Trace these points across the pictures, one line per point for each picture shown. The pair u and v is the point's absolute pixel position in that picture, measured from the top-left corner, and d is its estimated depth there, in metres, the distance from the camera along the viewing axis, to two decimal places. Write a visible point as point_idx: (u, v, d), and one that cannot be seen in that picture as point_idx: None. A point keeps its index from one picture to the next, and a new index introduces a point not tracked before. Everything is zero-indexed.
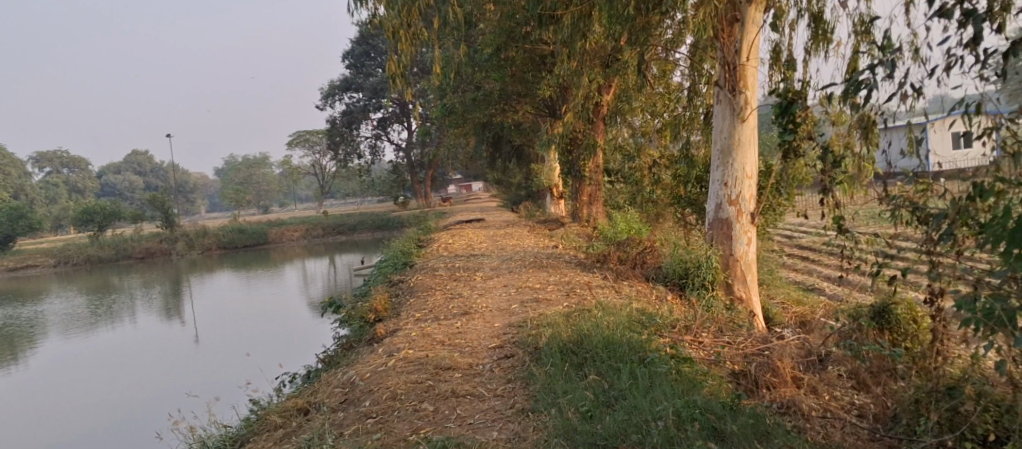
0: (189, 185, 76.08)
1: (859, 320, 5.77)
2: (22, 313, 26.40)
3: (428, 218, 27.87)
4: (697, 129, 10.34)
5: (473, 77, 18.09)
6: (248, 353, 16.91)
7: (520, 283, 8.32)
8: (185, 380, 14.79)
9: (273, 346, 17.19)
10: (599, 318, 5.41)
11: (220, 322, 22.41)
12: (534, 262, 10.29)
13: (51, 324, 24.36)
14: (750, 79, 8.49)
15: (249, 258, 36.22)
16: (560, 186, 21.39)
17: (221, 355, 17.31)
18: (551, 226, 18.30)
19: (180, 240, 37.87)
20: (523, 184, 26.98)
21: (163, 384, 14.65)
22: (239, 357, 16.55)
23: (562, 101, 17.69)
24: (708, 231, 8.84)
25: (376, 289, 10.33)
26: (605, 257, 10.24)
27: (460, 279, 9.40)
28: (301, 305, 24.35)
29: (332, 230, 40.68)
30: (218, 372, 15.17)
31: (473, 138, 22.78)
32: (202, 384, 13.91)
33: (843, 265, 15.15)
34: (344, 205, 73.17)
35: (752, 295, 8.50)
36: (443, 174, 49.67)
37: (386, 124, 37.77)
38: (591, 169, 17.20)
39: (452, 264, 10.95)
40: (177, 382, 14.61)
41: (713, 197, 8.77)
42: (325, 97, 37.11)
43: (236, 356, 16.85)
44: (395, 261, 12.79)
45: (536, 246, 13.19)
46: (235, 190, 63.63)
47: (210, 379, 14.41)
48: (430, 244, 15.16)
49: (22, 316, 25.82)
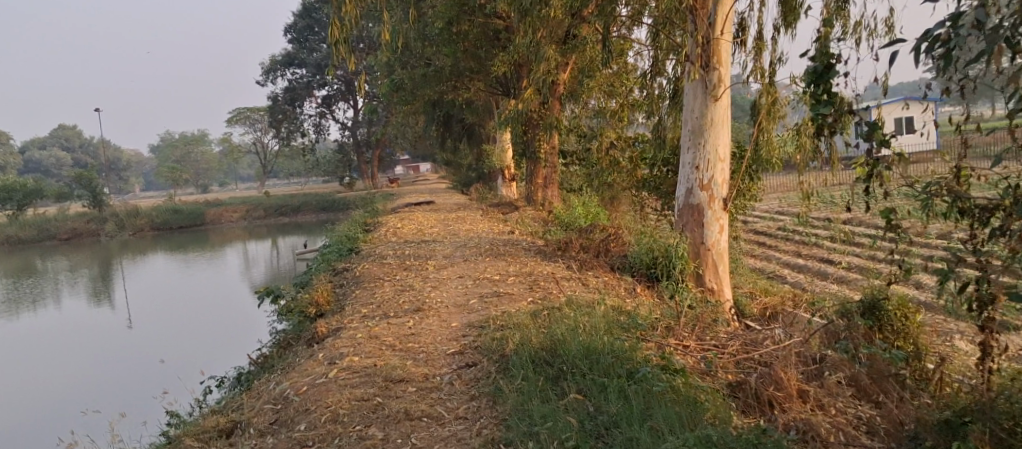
0: (122, 163, 72.50)
1: (854, 318, 5.30)
2: None
3: (374, 200, 26.86)
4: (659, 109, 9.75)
5: (423, 52, 17.19)
6: (181, 341, 15.75)
7: (477, 275, 7.62)
8: (108, 370, 13.59)
9: (208, 334, 16.05)
10: (573, 318, 4.78)
11: (150, 308, 20.99)
12: (491, 250, 9.59)
13: None
14: (723, 55, 7.96)
15: (185, 240, 34.45)
16: (512, 167, 20.74)
17: (151, 344, 16.08)
18: (504, 209, 17.67)
19: (110, 220, 35.82)
20: (473, 164, 26.16)
21: (82, 376, 13.41)
22: (169, 346, 15.36)
23: (517, 79, 16.97)
24: (677, 218, 8.29)
25: (319, 277, 9.50)
26: (567, 244, 9.61)
27: (411, 268, 8.67)
28: (240, 289, 23.06)
29: (274, 210, 39.12)
30: (145, 362, 14.01)
31: (423, 117, 21.87)
32: (127, 376, 12.76)
33: (799, 252, 14.96)
34: (287, 184, 70.92)
35: (724, 287, 7.98)
36: (391, 154, 48.39)
37: (331, 102, 36.38)
38: (547, 150, 16.55)
39: (401, 251, 10.17)
40: (98, 373, 13.40)
41: (683, 181, 8.21)
42: (266, 72, 35.40)
43: (166, 344, 15.68)
44: (339, 247, 11.92)
45: (491, 230, 12.53)
46: (171, 168, 60.84)
47: (136, 369, 13.26)
48: (377, 228, 14.35)
49: None
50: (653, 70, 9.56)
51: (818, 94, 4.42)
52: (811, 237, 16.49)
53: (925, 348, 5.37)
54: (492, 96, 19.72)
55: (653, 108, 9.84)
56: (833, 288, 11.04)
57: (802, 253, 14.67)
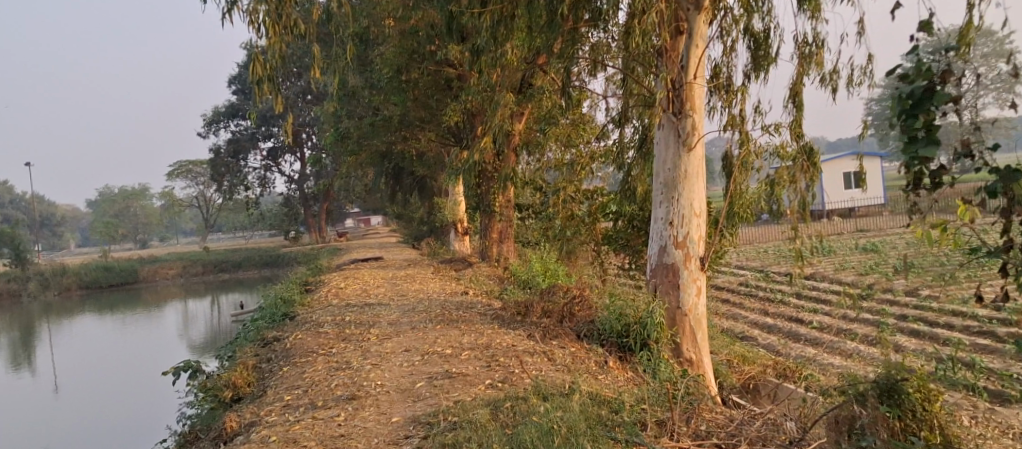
0: (55, 218, 68.88)
1: (878, 407, 4.44)
2: None
3: (320, 256, 25.51)
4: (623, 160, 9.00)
5: (371, 100, 16.33)
6: (99, 412, 14.18)
7: (425, 348, 6.59)
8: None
9: (131, 403, 14.50)
10: (546, 413, 3.85)
11: (68, 373, 19.06)
12: (443, 315, 8.55)
13: None
14: (697, 101, 7.35)
15: (116, 300, 32.25)
16: (465, 221, 19.84)
17: (65, 414, 14.46)
18: (456, 266, 16.70)
19: (33, 280, 33.38)
20: (424, 218, 25.22)
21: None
22: (85, 418, 13.79)
23: (470, 130, 16.24)
24: (649, 278, 7.48)
25: (244, 350, 8.30)
26: (526, 308, 8.66)
27: (351, 339, 7.58)
28: (172, 350, 21.28)
29: (214, 266, 37.19)
30: (50, 441, 12.39)
31: (372, 169, 20.90)
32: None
33: (766, 310, 14.36)
34: (231, 238, 68.44)
35: (703, 356, 7.18)
36: (340, 207, 47.01)
37: (277, 154, 35.14)
38: (501, 204, 15.73)
39: (341, 317, 9.05)
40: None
41: (655, 239, 7.44)
42: (208, 124, 34.00)
43: (83, 415, 14.08)
44: (272, 312, 10.71)
45: (443, 290, 11.52)
46: (106, 223, 58.22)
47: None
48: (319, 288, 13.18)
49: None
50: (619, 119, 8.87)
51: (910, 129, 3.39)
52: (775, 293, 15.94)
53: (951, 443, 4.59)
54: (444, 147, 18.94)
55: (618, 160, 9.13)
56: (810, 352, 10.31)
57: (769, 312, 14.02)
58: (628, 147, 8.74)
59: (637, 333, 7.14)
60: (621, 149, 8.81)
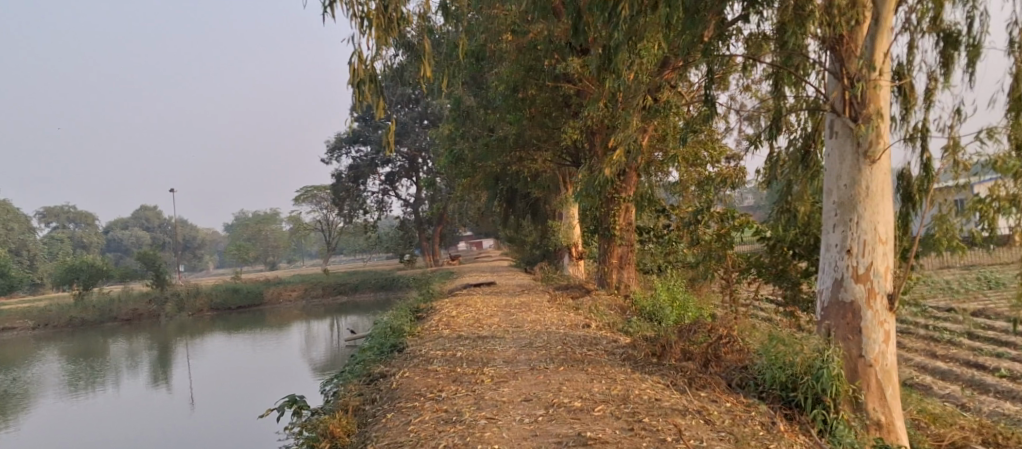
0: (196, 241, 73.65)
1: None
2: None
3: (432, 280, 25.15)
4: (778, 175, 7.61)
5: (485, 119, 15.65)
6: (227, 428, 14.16)
7: (548, 398, 5.54)
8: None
9: (256, 421, 14.41)
10: None
11: (197, 390, 19.51)
12: (566, 354, 7.48)
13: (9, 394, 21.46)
14: (883, 102, 5.98)
15: (244, 320, 33.39)
16: (580, 245, 18.77)
17: (197, 429, 14.55)
18: (573, 294, 15.60)
19: (170, 300, 35.11)
20: (537, 243, 24.37)
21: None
22: (212, 434, 13.76)
23: (589, 148, 15.19)
24: (820, 319, 6.13)
25: (348, 387, 7.58)
26: (662, 348, 7.38)
27: (464, 381, 6.64)
28: (297, 368, 21.45)
29: (332, 289, 37.98)
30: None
31: (486, 191, 20.31)
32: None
33: (936, 350, 12.32)
34: (351, 261, 70.67)
35: (894, 419, 5.74)
36: (453, 231, 47.06)
37: (394, 179, 35.47)
38: (622, 226, 14.53)
39: (451, 352, 8.17)
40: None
41: (826, 271, 6.11)
42: (329, 149, 34.73)
43: (212, 431, 14.10)
44: (380, 343, 10.05)
45: (562, 322, 10.47)
46: (238, 245, 61.55)
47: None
48: (430, 317, 12.46)
49: None
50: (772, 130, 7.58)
51: None
52: (941, 331, 13.70)
53: None
54: (560, 167, 18.02)
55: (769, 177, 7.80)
56: (1011, 407, 8.37)
57: (940, 353, 11.95)
58: (783, 162, 7.39)
59: (806, 386, 5.73)
60: (773, 165, 7.48)
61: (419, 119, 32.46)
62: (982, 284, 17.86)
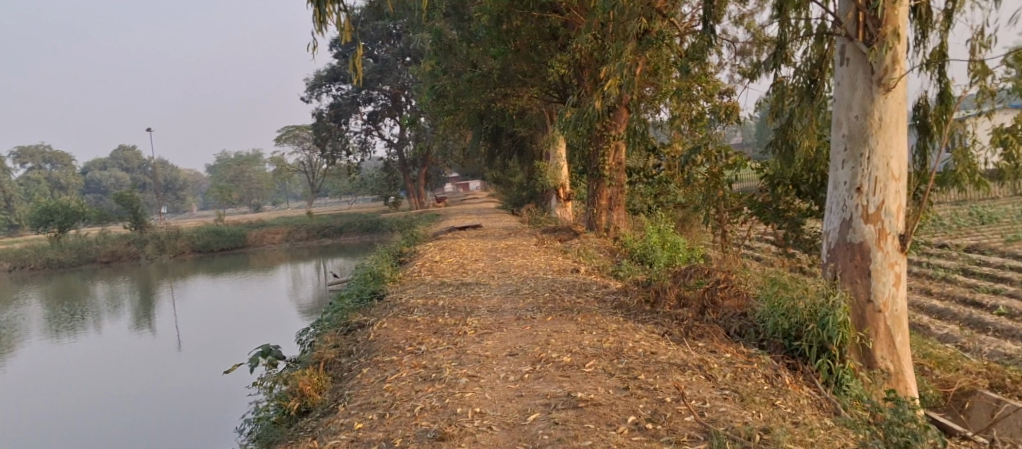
0: (178, 183, 72.38)
1: None
2: None
3: (417, 223, 24.67)
4: (782, 109, 7.09)
5: (469, 54, 14.89)
6: (209, 372, 13.74)
7: (535, 353, 5.16)
8: (114, 414, 11.50)
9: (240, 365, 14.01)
10: None
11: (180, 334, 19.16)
12: (553, 302, 7.09)
13: None
14: (901, 25, 5.44)
15: (228, 263, 32.92)
16: (567, 186, 18.28)
17: (178, 373, 14.14)
18: (561, 235, 15.17)
19: (150, 243, 34.44)
20: (524, 184, 23.83)
21: (81, 423, 11.32)
22: (194, 377, 13.38)
23: (576, 85, 14.56)
24: (825, 262, 5.71)
25: (323, 339, 7.16)
26: (656, 294, 6.99)
27: (447, 333, 6.24)
28: (283, 310, 21.11)
29: (317, 232, 37.46)
30: (155, 402, 11.88)
31: (471, 131, 19.65)
32: (126, 430, 10.63)
33: (930, 288, 12.09)
34: (336, 203, 69.82)
35: (904, 368, 5.37)
36: (438, 172, 46.34)
37: (378, 119, 34.57)
38: (611, 166, 14.00)
39: (433, 301, 7.74)
40: (100, 420, 11.30)
41: (834, 211, 5.66)
42: (310, 89, 33.64)
43: (196, 373, 13.79)
44: (359, 290, 9.62)
45: (550, 266, 10.05)
46: (221, 188, 60.49)
47: (144, 414, 11.21)
48: (413, 261, 12.02)
49: None
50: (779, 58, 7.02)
51: None
52: (934, 269, 13.44)
53: None
54: (547, 105, 17.36)
55: (771, 111, 7.29)
56: (1013, 348, 8.09)
57: (934, 291, 11.71)
58: (788, 95, 6.87)
59: (812, 334, 5.39)
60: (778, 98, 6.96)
61: (402, 57, 31.46)
62: (973, 220, 17.62)
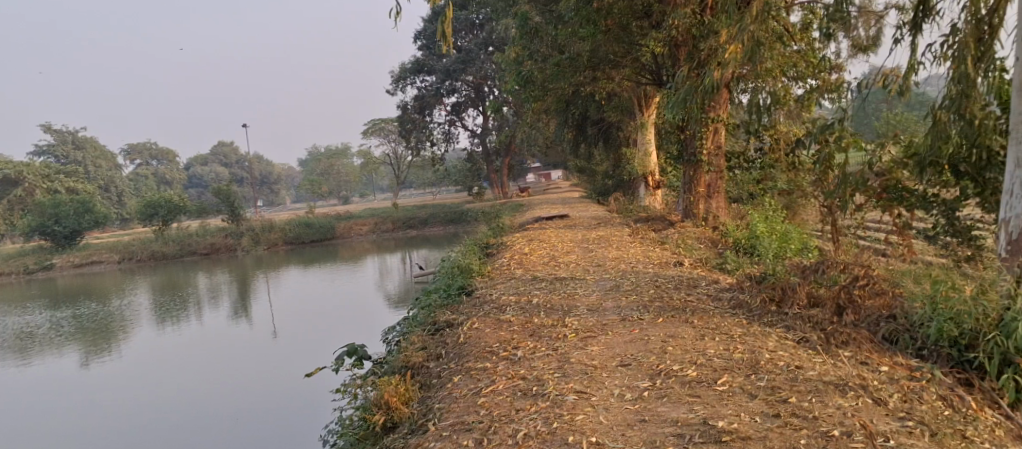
0: (272, 177, 74.96)
1: None
2: (81, 308, 24.37)
3: (502, 213, 24.21)
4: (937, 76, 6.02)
5: (557, 35, 14.16)
6: (300, 361, 13.58)
7: (652, 363, 4.45)
8: (205, 403, 11.33)
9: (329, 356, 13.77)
10: None
11: (274, 322, 19.41)
12: (661, 301, 6.30)
13: (103, 321, 22.03)
14: None
15: (318, 254, 33.50)
16: (657, 173, 17.33)
17: (272, 361, 14.15)
18: (655, 225, 14.26)
19: (245, 235, 35.44)
20: (610, 171, 22.89)
21: (177, 407, 11.33)
22: (287, 366, 13.30)
23: (672, 64, 13.57)
24: (1005, 257, 4.72)
25: (411, 339, 6.64)
26: (782, 293, 6.06)
27: (546, 336, 5.61)
28: (372, 300, 21.07)
29: (402, 223, 37.75)
30: (245, 391, 11.68)
31: (557, 117, 18.94)
32: (219, 416, 10.53)
33: None
34: (421, 194, 70.55)
35: None
36: (522, 162, 45.84)
37: (461, 110, 34.33)
38: (710, 150, 12.96)
39: (526, 299, 7.08)
40: (194, 407, 11.19)
41: (1018, 193, 4.65)
42: (395, 81, 33.67)
43: (290, 361, 13.74)
44: (446, 285, 9.09)
45: (650, 259, 9.23)
46: (311, 181, 62.09)
47: (237, 401, 11.11)
48: (501, 253, 11.44)
49: (84, 311, 23.83)
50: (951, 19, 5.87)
51: None
52: None
53: None
54: (638, 87, 16.43)
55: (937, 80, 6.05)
56: None
57: None
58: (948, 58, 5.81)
59: (992, 343, 4.40)
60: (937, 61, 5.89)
61: (485, 46, 31.04)
62: None
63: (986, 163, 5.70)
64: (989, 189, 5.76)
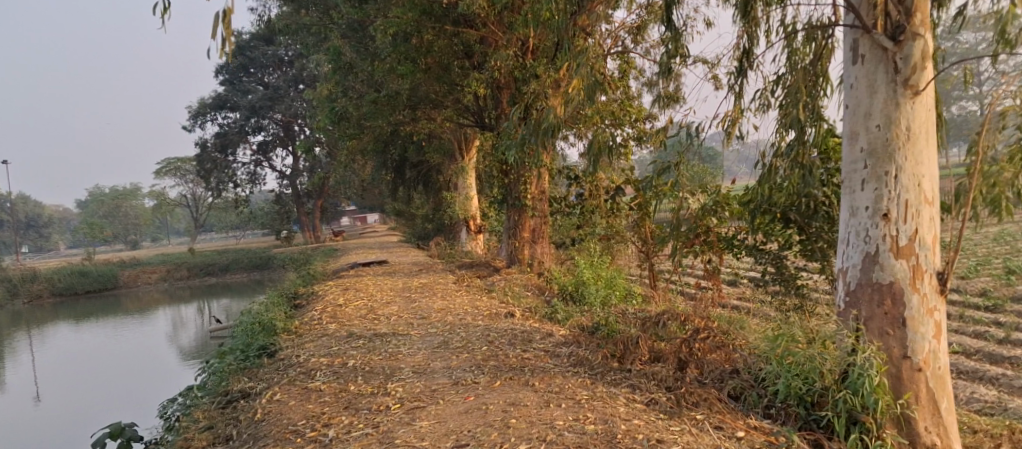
0: (42, 219, 65.54)
1: None
2: None
3: (314, 259, 22.59)
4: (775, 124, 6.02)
5: (374, 73, 13.33)
6: (59, 432, 11.22)
7: (494, 443, 3.75)
8: None
9: (99, 423, 11.60)
10: None
11: (33, 386, 16.30)
12: (496, 360, 5.63)
13: None
14: (926, 12, 4.51)
15: (97, 306, 29.30)
16: (477, 217, 16.96)
17: (24, 432, 11.65)
18: (479, 273, 13.74)
19: (1, 286, 30.07)
20: (430, 215, 22.19)
21: None
22: (41, 438, 10.96)
23: (494, 108, 13.28)
24: (843, 308, 4.66)
25: (193, 418, 5.36)
26: (624, 348, 5.68)
27: (365, 410, 4.69)
28: (161, 355, 18.52)
29: (200, 269, 34.33)
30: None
31: (374, 158, 17.98)
32: None
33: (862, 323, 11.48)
34: (223, 238, 65.42)
35: (951, 441, 4.32)
36: (336, 205, 43.95)
37: (269, 149, 32.09)
38: (534, 195, 12.76)
39: (341, 361, 6.07)
40: None
41: (854, 243, 4.59)
42: (193, 116, 30.69)
43: (48, 432, 11.34)
44: (244, 345, 7.78)
45: (477, 309, 8.58)
46: (91, 224, 54.93)
47: None
48: (311, 306, 10.21)
49: None
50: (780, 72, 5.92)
51: None
52: None
53: None
54: (457, 129, 16.01)
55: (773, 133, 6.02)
56: (991, 393, 7.10)
57: None
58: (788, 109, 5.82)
59: (839, 401, 4.21)
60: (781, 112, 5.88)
61: (295, 83, 29.45)
62: None
63: (814, 211, 5.96)
64: (815, 238, 6.02)
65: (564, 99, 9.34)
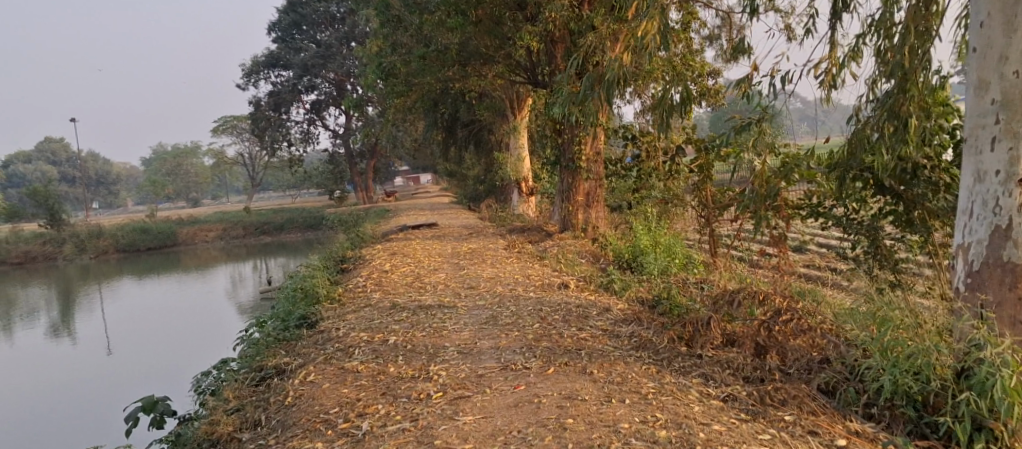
0: (110, 176, 67.78)
1: None
2: None
3: (365, 220, 22.43)
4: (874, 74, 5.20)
5: (422, 27, 12.72)
6: (115, 385, 11.29)
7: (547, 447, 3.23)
8: None
9: (153, 378, 11.62)
10: None
11: (96, 339, 16.67)
12: (550, 341, 5.07)
13: None
14: None
15: (159, 262, 30.03)
16: (529, 179, 16.35)
17: (84, 384, 11.80)
18: (531, 237, 13.20)
19: (68, 242, 31.03)
20: (481, 177, 21.68)
21: None
22: (100, 391, 11.05)
23: (547, 63, 12.56)
24: (964, 292, 3.92)
25: (223, 396, 4.99)
26: (693, 331, 5.03)
27: (404, 398, 4.21)
28: (218, 311, 18.73)
29: (256, 228, 34.77)
30: (32, 431, 9.38)
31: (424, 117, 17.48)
32: None
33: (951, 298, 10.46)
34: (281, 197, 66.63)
35: None
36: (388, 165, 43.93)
37: (321, 108, 31.95)
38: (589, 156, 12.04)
39: (382, 337, 5.61)
40: None
41: (981, 214, 3.82)
42: (246, 74, 30.69)
43: (107, 384, 11.46)
44: (285, 314, 7.43)
45: (528, 278, 8.03)
46: (154, 183, 56.40)
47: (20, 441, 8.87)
48: (358, 270, 9.86)
49: None
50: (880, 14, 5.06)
51: None
52: None
53: None
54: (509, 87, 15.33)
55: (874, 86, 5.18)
56: None
57: None
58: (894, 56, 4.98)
59: (962, 403, 3.51)
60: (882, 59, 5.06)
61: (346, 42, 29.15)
62: None
63: (912, 176, 5.16)
64: (914, 205, 5.24)
65: (625, 51, 8.59)
